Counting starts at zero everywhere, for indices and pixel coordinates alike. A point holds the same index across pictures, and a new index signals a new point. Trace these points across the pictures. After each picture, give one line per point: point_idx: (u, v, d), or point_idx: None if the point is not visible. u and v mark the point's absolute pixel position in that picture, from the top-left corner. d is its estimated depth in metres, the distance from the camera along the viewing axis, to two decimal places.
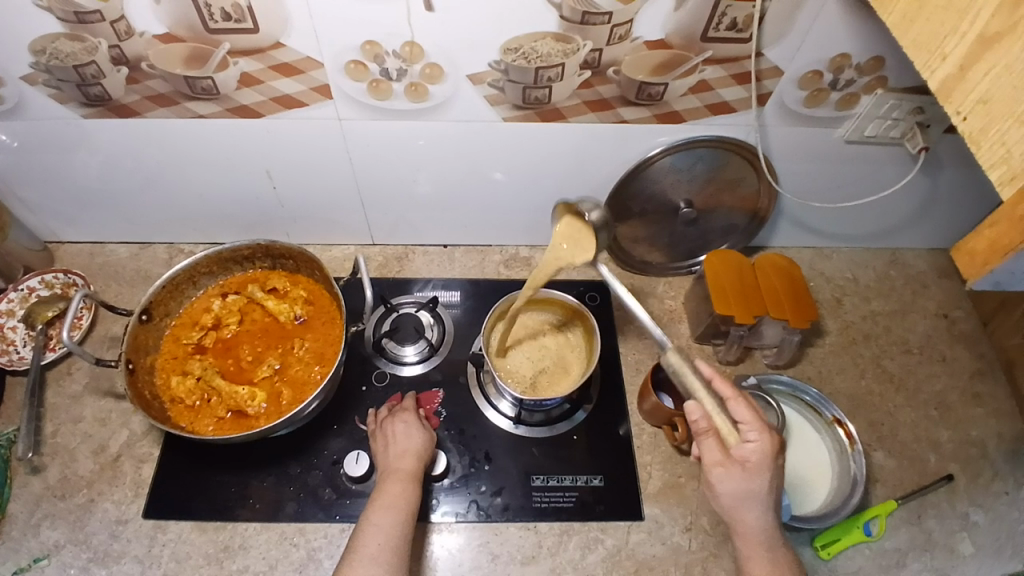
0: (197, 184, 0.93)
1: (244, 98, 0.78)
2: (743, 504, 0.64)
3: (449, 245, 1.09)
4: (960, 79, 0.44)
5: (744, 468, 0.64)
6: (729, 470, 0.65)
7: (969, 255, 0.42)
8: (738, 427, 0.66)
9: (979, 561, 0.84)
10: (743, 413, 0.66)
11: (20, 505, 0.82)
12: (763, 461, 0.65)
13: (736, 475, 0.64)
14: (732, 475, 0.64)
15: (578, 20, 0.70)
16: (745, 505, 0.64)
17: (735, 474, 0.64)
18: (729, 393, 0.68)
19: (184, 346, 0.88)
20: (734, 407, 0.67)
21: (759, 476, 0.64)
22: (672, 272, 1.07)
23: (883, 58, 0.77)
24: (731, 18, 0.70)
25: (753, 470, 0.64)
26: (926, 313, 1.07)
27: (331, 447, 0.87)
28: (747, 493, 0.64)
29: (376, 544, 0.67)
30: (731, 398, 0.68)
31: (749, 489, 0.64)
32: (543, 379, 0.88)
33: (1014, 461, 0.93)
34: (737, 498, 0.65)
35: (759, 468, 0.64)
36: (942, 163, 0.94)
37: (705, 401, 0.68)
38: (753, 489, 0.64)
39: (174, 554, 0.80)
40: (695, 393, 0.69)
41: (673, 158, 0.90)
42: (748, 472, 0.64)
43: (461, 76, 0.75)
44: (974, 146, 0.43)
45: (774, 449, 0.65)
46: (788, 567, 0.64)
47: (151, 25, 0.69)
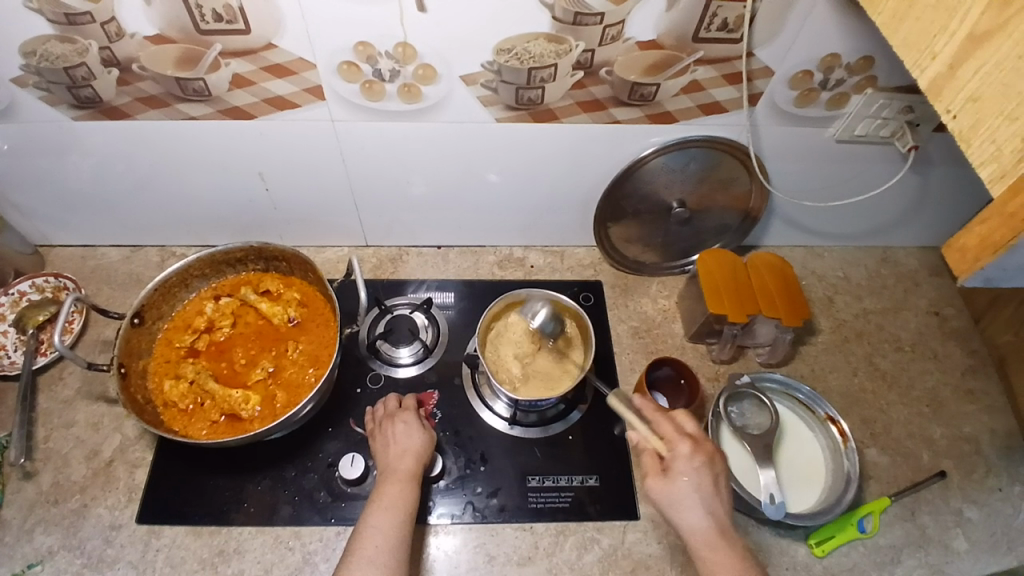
0: (189, 187, 0.93)
1: (236, 100, 0.78)
2: (678, 507, 0.65)
3: (443, 247, 1.09)
4: (950, 77, 0.45)
5: (670, 474, 0.66)
6: (659, 479, 0.67)
7: (960, 251, 0.43)
8: (664, 439, 0.70)
9: (975, 556, 0.85)
10: (667, 426, 0.70)
11: (12, 511, 0.81)
12: (685, 466, 0.66)
13: (664, 482, 0.66)
14: (661, 483, 0.66)
15: (570, 20, 0.70)
16: (681, 508, 0.65)
17: (661, 480, 0.66)
18: (656, 413, 0.73)
19: (177, 350, 0.87)
20: (659, 422, 0.71)
21: (684, 477, 0.66)
22: (666, 272, 1.07)
23: (872, 58, 0.77)
24: (722, 18, 0.71)
25: (679, 473, 0.66)
26: (918, 311, 1.08)
27: (327, 449, 0.87)
28: (680, 496, 0.65)
29: (374, 546, 0.66)
30: (655, 414, 0.73)
31: (679, 492, 0.65)
32: (535, 385, 0.88)
33: (1006, 457, 0.94)
34: (671, 505, 0.65)
35: (685, 471, 0.66)
36: (932, 161, 0.95)
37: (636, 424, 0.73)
38: (683, 492, 0.65)
39: (168, 559, 0.79)
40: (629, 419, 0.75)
41: (666, 158, 0.90)
42: (673, 476, 0.66)
43: (454, 77, 0.76)
44: (965, 143, 0.44)
45: (697, 453, 0.67)
46: None
47: (142, 26, 0.69)
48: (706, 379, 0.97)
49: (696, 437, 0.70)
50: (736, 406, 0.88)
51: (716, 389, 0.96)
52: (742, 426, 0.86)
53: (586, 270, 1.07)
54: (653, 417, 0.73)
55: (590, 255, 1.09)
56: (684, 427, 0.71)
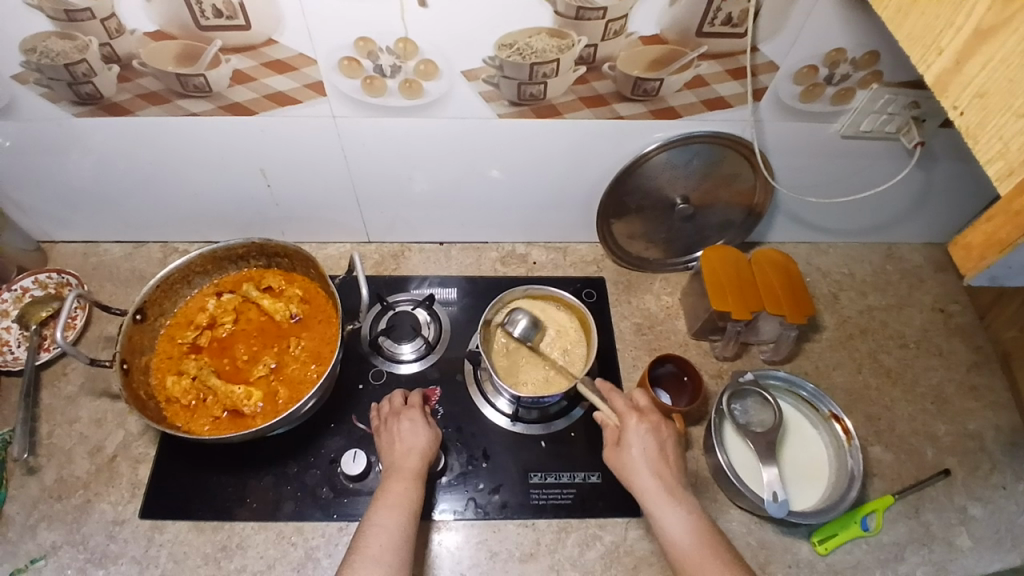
0: (191, 183, 0.93)
1: (237, 96, 0.77)
2: (629, 474, 0.71)
3: (445, 243, 1.08)
4: (956, 72, 0.44)
5: (621, 443, 0.74)
6: (613, 451, 0.74)
7: (966, 249, 0.42)
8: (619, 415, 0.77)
9: (978, 554, 0.85)
10: (618, 401, 0.78)
11: (16, 507, 0.82)
12: (633, 434, 0.73)
13: (617, 452, 0.73)
14: (614, 453, 0.74)
15: (572, 15, 0.70)
16: (631, 474, 0.71)
17: (615, 452, 0.74)
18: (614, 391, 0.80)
19: (179, 346, 0.88)
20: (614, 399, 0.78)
21: (631, 446, 0.73)
22: (669, 268, 1.07)
23: (878, 52, 0.77)
24: (726, 13, 0.70)
25: (627, 442, 0.73)
26: (923, 307, 1.07)
27: (329, 446, 0.87)
28: (629, 463, 0.72)
29: (379, 545, 0.66)
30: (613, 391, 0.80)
31: (628, 459, 0.72)
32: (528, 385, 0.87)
33: (1011, 454, 0.93)
34: (625, 473, 0.72)
35: (633, 440, 0.73)
36: (938, 157, 0.94)
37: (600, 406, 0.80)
38: (632, 458, 0.72)
39: (171, 555, 0.80)
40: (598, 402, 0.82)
41: (669, 154, 0.90)
42: (622, 447, 0.73)
43: (455, 73, 0.75)
44: (972, 140, 0.43)
45: (643, 422, 0.74)
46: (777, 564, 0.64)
47: (142, 22, 0.69)
48: (709, 376, 0.97)
49: (646, 409, 0.76)
50: (739, 404, 0.88)
51: (719, 386, 0.96)
52: (744, 424, 0.85)
53: (588, 266, 1.07)
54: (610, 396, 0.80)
55: (593, 251, 1.09)
56: (636, 402, 0.78)
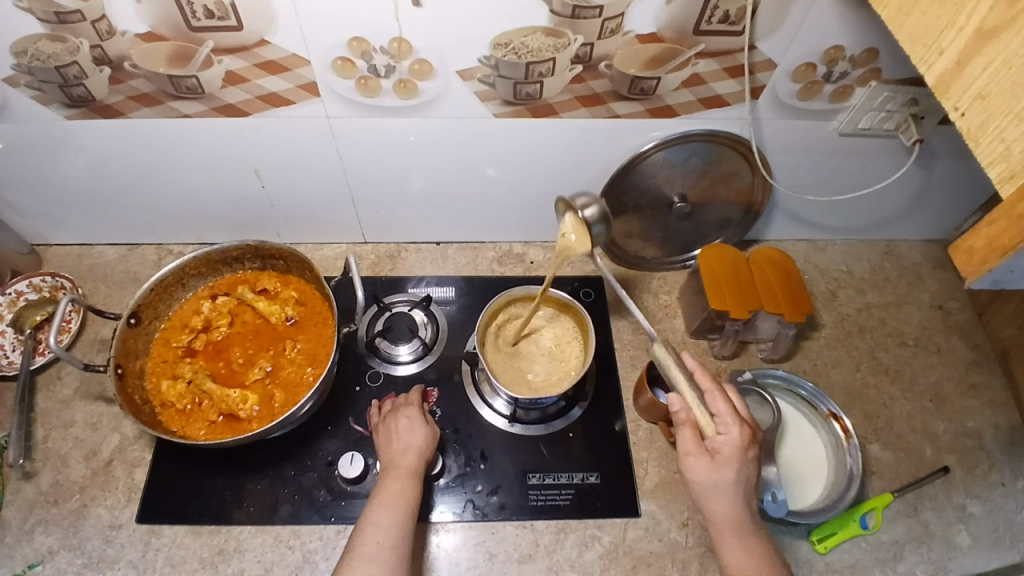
0: (184, 184, 0.92)
1: (230, 97, 0.77)
2: (710, 491, 0.67)
3: (442, 242, 1.08)
4: (957, 74, 0.43)
5: (714, 457, 0.67)
6: (700, 459, 0.68)
7: (967, 253, 0.41)
8: (714, 420, 0.69)
9: (977, 552, 0.85)
10: (718, 405, 0.69)
11: (12, 512, 0.82)
12: (734, 454, 0.67)
13: (706, 464, 0.67)
14: (703, 464, 0.67)
15: (568, 13, 0.69)
16: (715, 493, 0.67)
17: (703, 463, 0.68)
18: (709, 387, 0.71)
19: (174, 350, 0.87)
20: (713, 400, 0.70)
21: (728, 466, 0.67)
22: (666, 267, 1.06)
23: (876, 50, 0.76)
24: (723, 11, 0.69)
25: (722, 461, 0.67)
26: (921, 305, 1.07)
27: (326, 448, 0.86)
28: (717, 481, 0.67)
29: (375, 543, 0.66)
30: (710, 392, 0.71)
31: (719, 477, 0.67)
32: (494, 368, 0.87)
33: (1009, 451, 0.93)
34: (706, 487, 0.67)
35: (729, 459, 0.67)
36: (937, 154, 0.93)
37: (686, 393, 0.71)
38: (723, 477, 0.67)
39: (168, 559, 0.79)
40: (677, 387, 0.72)
41: (666, 153, 0.89)
42: (717, 462, 0.67)
43: (451, 72, 0.74)
44: (973, 142, 0.43)
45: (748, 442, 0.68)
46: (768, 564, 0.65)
47: (132, 23, 0.68)
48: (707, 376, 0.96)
49: (747, 421, 0.69)
50: None
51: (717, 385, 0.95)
52: None
53: (586, 265, 1.06)
54: (706, 393, 0.71)
55: None
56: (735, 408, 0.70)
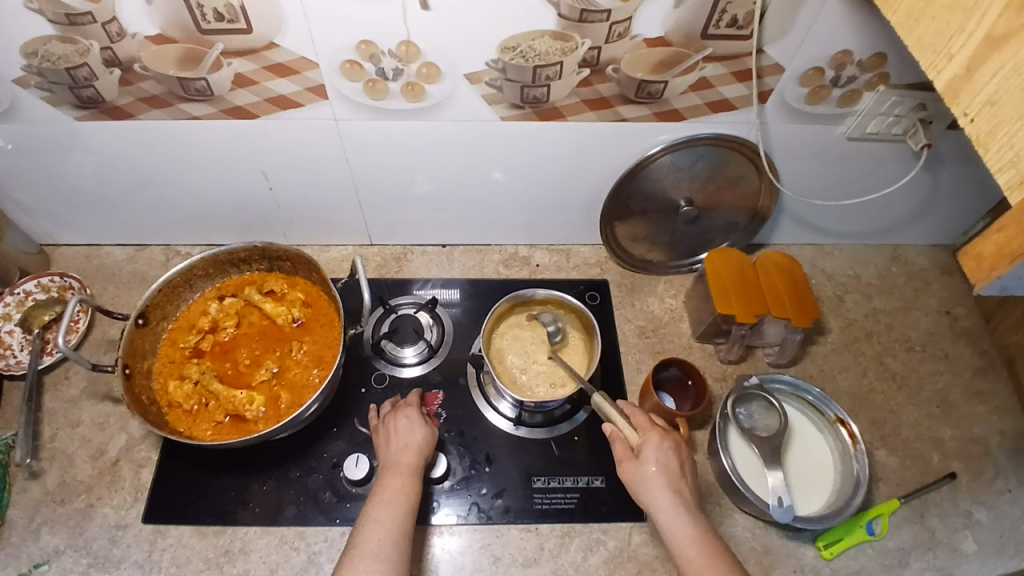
0: (192, 186, 0.93)
1: (239, 99, 0.77)
2: (647, 491, 0.69)
3: (448, 245, 1.08)
4: (967, 80, 0.43)
5: (640, 458, 0.71)
6: (629, 464, 0.71)
7: (976, 260, 0.41)
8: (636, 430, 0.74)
9: (983, 559, 0.84)
10: (638, 417, 0.74)
11: (19, 510, 0.82)
12: (654, 449, 0.71)
13: (634, 465, 0.70)
14: (633, 466, 0.70)
15: (576, 17, 0.69)
16: (650, 489, 0.69)
17: (633, 465, 0.71)
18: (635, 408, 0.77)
19: (181, 350, 0.87)
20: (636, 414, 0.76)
21: (651, 460, 0.70)
22: (672, 271, 1.06)
23: (885, 54, 0.76)
24: (731, 15, 0.69)
25: (647, 457, 0.70)
26: (928, 310, 1.06)
27: (332, 450, 0.86)
28: (648, 479, 0.69)
29: (378, 540, 0.66)
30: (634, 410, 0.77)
31: (647, 475, 0.69)
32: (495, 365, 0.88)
33: (1016, 458, 0.93)
34: (642, 488, 0.69)
35: (653, 455, 0.70)
36: (945, 159, 0.93)
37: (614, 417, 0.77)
38: (652, 473, 0.69)
39: (174, 559, 0.80)
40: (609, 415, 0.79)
41: (673, 157, 0.89)
42: (642, 459, 0.70)
43: (458, 75, 0.75)
44: (982, 148, 0.42)
45: (665, 439, 0.71)
46: None
47: (143, 26, 0.68)
48: (713, 380, 0.96)
49: (666, 427, 0.73)
50: (744, 408, 0.87)
51: (723, 390, 0.95)
52: (749, 428, 0.85)
53: (591, 269, 1.06)
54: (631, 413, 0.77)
55: (596, 253, 1.08)
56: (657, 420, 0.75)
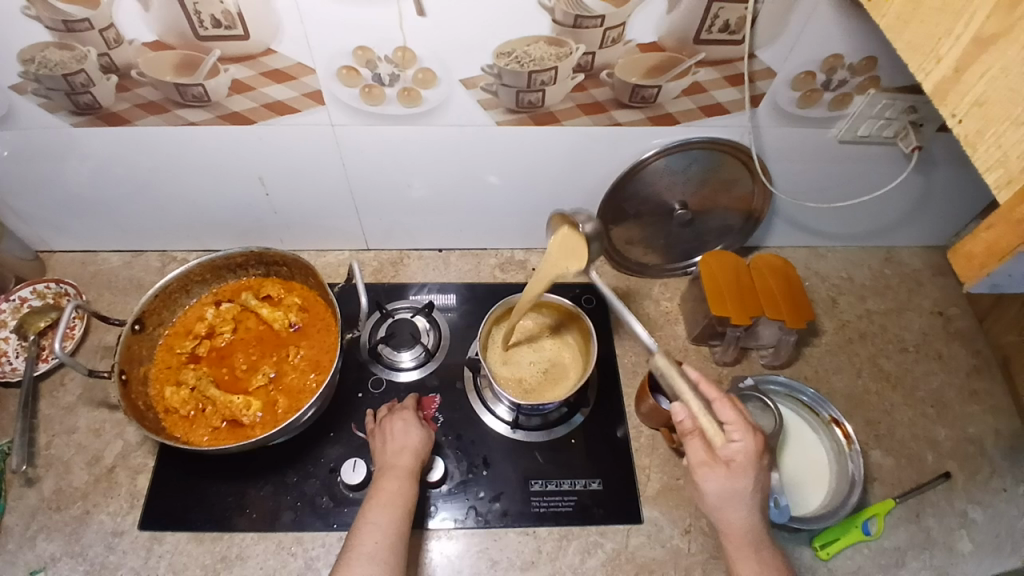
0: (189, 192, 0.93)
1: (235, 105, 0.77)
2: (728, 504, 0.65)
3: (444, 249, 1.08)
4: (955, 81, 0.44)
5: (729, 468, 0.65)
6: (712, 471, 0.65)
7: (966, 258, 0.42)
8: (723, 427, 0.67)
9: (979, 558, 0.85)
10: (730, 414, 0.67)
11: (15, 518, 0.82)
12: (747, 462, 0.65)
13: (719, 475, 0.65)
14: (719, 475, 0.65)
15: (570, 23, 0.70)
16: (729, 505, 0.65)
17: (717, 475, 0.65)
18: (715, 395, 0.69)
19: (178, 356, 0.87)
20: (719, 407, 0.68)
21: (741, 476, 0.64)
22: (668, 274, 1.07)
23: (875, 58, 0.77)
24: (724, 20, 0.70)
25: (736, 469, 0.64)
26: (922, 311, 1.07)
27: (329, 455, 0.86)
28: (734, 494, 0.64)
29: (373, 543, 0.66)
30: (717, 399, 0.69)
31: (736, 489, 0.64)
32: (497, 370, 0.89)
33: (1011, 458, 0.93)
34: (724, 499, 0.65)
35: (744, 468, 0.65)
36: (935, 161, 0.94)
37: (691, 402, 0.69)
38: (741, 487, 0.64)
39: (171, 565, 0.79)
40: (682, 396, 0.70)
41: (667, 160, 0.90)
42: (730, 472, 0.64)
43: (454, 80, 0.75)
44: (970, 148, 0.43)
45: (758, 449, 0.66)
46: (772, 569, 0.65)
47: (140, 33, 0.69)
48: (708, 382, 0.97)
49: (756, 427, 0.67)
50: None
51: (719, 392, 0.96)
52: None
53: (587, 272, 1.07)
54: (713, 402, 0.69)
55: (592, 256, 1.09)
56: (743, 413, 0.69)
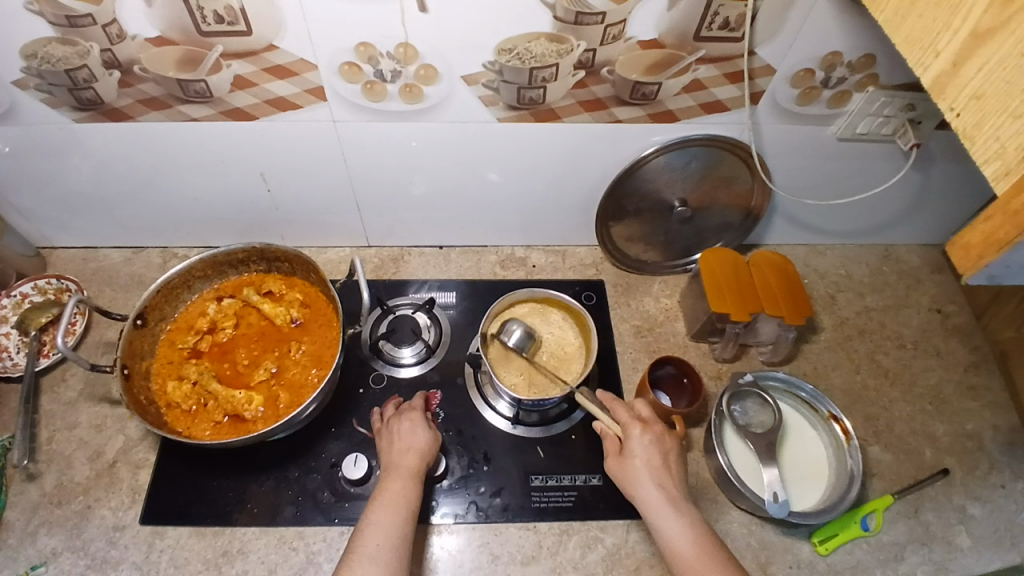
0: (190, 188, 0.93)
1: (237, 101, 0.78)
2: (632, 484, 0.71)
3: (445, 246, 1.09)
4: (953, 75, 0.45)
5: (627, 455, 0.73)
6: (615, 461, 0.74)
7: (964, 249, 0.42)
8: (620, 424, 0.76)
9: (978, 553, 0.85)
10: (620, 411, 0.77)
11: (16, 513, 0.82)
12: (635, 445, 0.73)
13: (618, 462, 0.73)
14: (616, 464, 0.73)
15: (571, 20, 0.70)
16: (634, 485, 0.71)
17: (618, 463, 0.73)
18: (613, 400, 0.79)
19: (180, 351, 0.88)
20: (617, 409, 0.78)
21: (632, 457, 0.72)
22: (667, 271, 1.07)
23: (874, 55, 0.77)
24: (723, 17, 0.71)
25: (630, 452, 0.73)
26: (920, 308, 1.08)
27: (330, 450, 0.87)
28: (635, 474, 0.71)
29: (375, 543, 0.66)
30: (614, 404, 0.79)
31: (634, 469, 0.71)
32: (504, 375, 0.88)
33: (1009, 454, 0.94)
34: (627, 482, 0.72)
35: (636, 451, 0.72)
36: (934, 158, 0.95)
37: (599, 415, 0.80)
38: (634, 467, 0.72)
39: (172, 560, 0.80)
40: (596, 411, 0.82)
41: (667, 157, 0.90)
42: (626, 455, 0.73)
43: (455, 76, 0.75)
44: (969, 141, 0.44)
45: (646, 432, 0.74)
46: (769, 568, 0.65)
47: (143, 28, 0.69)
48: (708, 378, 0.97)
49: (648, 419, 0.76)
50: (739, 405, 0.88)
51: (718, 388, 0.96)
52: (745, 425, 0.86)
53: (587, 269, 1.07)
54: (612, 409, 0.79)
55: (592, 253, 1.09)
56: (638, 411, 0.77)
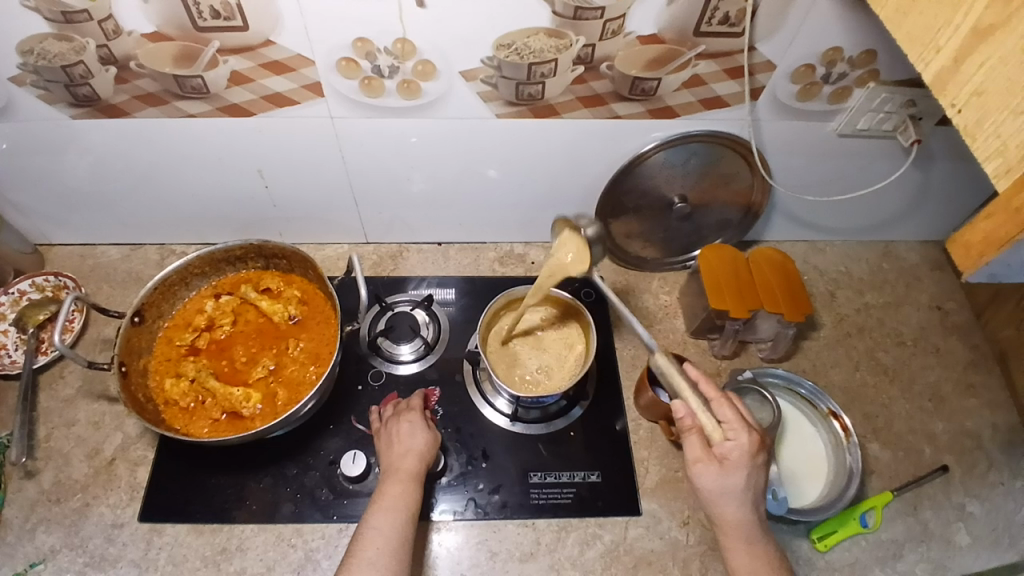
0: (188, 184, 0.93)
1: (235, 97, 0.77)
2: (721, 497, 0.67)
3: (443, 243, 1.08)
4: (954, 71, 0.44)
5: (722, 466, 0.67)
6: (709, 467, 0.67)
7: (964, 247, 0.42)
8: (722, 425, 0.68)
9: (976, 551, 0.85)
10: (726, 413, 0.69)
11: (14, 510, 0.82)
12: (742, 460, 0.67)
13: (716, 471, 0.67)
14: (711, 472, 0.67)
15: (570, 15, 0.70)
16: (725, 499, 0.67)
17: (712, 470, 0.67)
18: (714, 397, 0.71)
19: (177, 348, 0.87)
20: (718, 407, 0.70)
21: (736, 473, 0.66)
22: (666, 268, 1.07)
23: (875, 51, 0.77)
24: (723, 12, 0.70)
25: (731, 465, 0.67)
26: (920, 306, 1.08)
27: (329, 447, 0.87)
28: (727, 488, 0.66)
29: (375, 548, 0.66)
30: (715, 400, 0.71)
31: (728, 483, 0.66)
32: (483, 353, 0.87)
33: (1008, 452, 0.94)
34: (717, 493, 0.67)
35: (738, 465, 0.67)
36: (935, 156, 0.94)
37: (690, 399, 0.71)
38: (732, 483, 0.66)
39: (170, 557, 0.80)
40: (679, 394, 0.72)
41: (666, 154, 0.90)
42: (727, 470, 0.67)
43: (454, 73, 0.75)
44: (970, 138, 0.43)
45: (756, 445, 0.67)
46: (765, 566, 0.66)
47: (139, 23, 0.69)
48: (707, 375, 0.97)
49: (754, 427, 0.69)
50: None
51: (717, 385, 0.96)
52: None
53: None
54: (712, 402, 0.71)
55: None
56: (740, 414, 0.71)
